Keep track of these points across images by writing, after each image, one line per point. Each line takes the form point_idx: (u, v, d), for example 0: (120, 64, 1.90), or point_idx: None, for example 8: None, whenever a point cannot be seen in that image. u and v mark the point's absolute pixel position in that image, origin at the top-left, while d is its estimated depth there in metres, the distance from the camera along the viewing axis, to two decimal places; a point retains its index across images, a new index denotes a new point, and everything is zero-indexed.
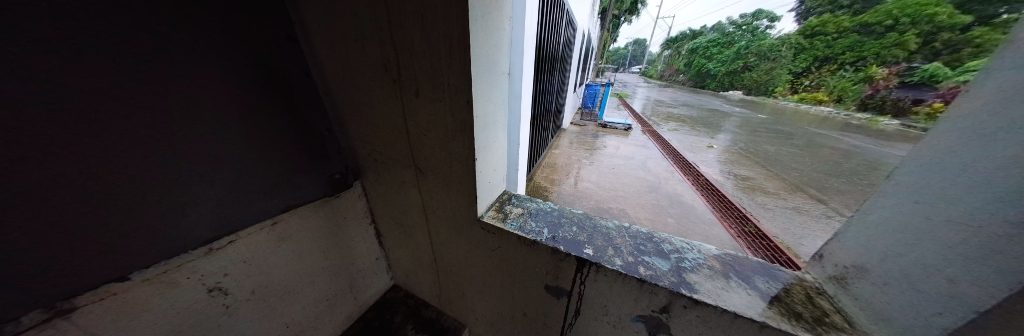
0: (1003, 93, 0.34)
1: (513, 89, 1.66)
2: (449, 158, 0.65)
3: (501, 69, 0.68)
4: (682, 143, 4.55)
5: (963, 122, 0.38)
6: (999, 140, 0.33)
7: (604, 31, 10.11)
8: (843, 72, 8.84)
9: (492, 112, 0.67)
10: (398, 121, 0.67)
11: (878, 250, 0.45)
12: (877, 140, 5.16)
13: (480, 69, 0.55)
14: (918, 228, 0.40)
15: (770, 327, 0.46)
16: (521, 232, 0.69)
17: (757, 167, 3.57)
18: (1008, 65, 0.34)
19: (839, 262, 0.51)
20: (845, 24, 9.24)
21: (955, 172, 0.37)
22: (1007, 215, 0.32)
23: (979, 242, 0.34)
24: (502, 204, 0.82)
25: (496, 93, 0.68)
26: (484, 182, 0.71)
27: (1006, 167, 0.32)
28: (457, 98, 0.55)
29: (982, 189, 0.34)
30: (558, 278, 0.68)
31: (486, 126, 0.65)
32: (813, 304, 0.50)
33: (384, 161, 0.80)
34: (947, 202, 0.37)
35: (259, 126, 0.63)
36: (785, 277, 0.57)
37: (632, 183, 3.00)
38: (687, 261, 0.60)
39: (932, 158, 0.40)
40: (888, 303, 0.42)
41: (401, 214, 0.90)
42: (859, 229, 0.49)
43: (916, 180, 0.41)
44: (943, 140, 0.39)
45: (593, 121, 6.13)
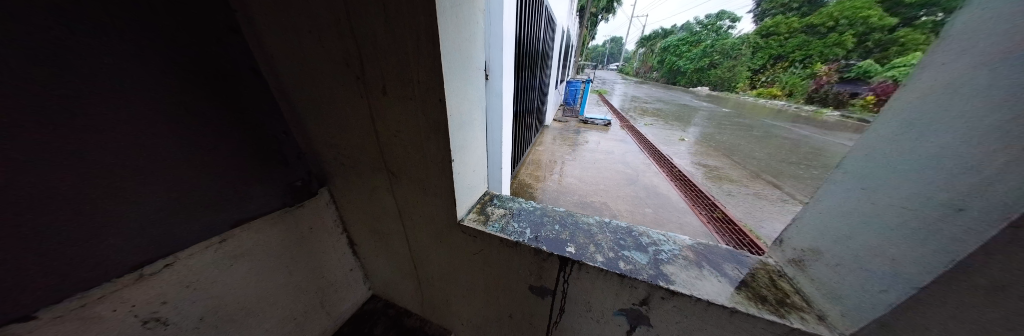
0: (939, 86, 0.37)
1: (494, 86, 1.64)
2: (424, 161, 0.61)
3: (476, 65, 0.65)
4: (658, 136, 4.79)
5: (896, 114, 0.42)
6: (934, 130, 0.37)
7: (582, 28, 10.34)
8: (794, 69, 9.76)
9: (468, 110, 0.64)
10: (367, 123, 0.62)
11: (833, 234, 0.49)
12: (822, 130, 5.77)
13: (453, 65, 0.52)
14: (868, 212, 0.44)
15: (739, 312, 0.48)
16: (502, 234, 0.67)
17: (724, 157, 3.85)
18: (939, 60, 0.38)
19: (798, 246, 0.56)
20: (795, 25, 10.19)
21: (898, 160, 0.40)
22: (941, 197, 0.35)
23: (917, 223, 0.37)
24: (484, 206, 0.80)
25: (471, 91, 0.65)
26: (464, 184, 0.68)
27: (941, 154, 0.35)
28: (428, 95, 0.51)
29: (919, 174, 0.37)
30: (542, 278, 0.67)
31: (462, 125, 0.62)
32: (776, 286, 0.53)
33: (353, 165, 0.74)
34: (891, 187, 0.41)
35: (198, 131, 0.55)
36: (750, 262, 0.60)
37: (613, 176, 3.10)
38: (664, 253, 0.62)
39: (878, 148, 0.44)
40: (840, 282, 0.46)
41: (376, 221, 0.84)
42: (817, 215, 0.53)
43: (867, 168, 0.45)
44: (888, 130, 0.43)
45: (574, 117, 6.25)
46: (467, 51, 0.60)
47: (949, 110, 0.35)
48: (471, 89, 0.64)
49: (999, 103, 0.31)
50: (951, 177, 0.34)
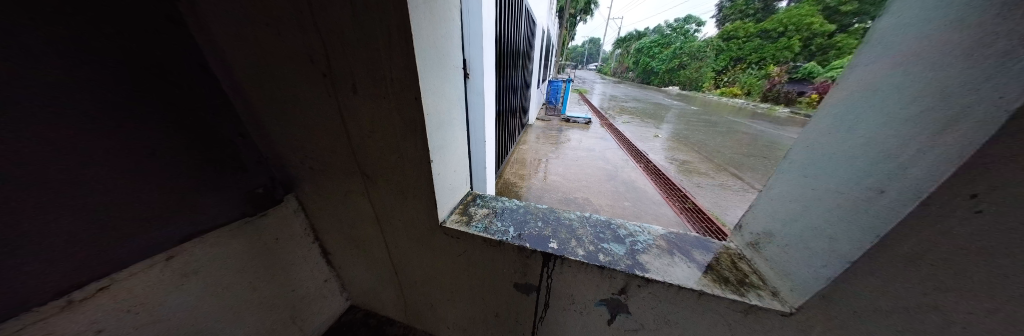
0: (867, 84, 0.42)
1: (475, 84, 1.63)
2: (401, 162, 0.59)
3: (453, 62, 0.64)
4: (635, 133, 5.03)
5: (829, 110, 0.49)
6: (865, 122, 0.42)
7: (561, 28, 10.55)
8: (751, 70, 10.72)
9: (446, 109, 0.63)
10: (337, 124, 0.59)
11: (784, 218, 0.54)
12: (775, 125, 6.40)
13: (429, 63, 0.50)
14: (812, 197, 0.49)
15: (706, 293, 0.53)
16: (486, 233, 0.66)
17: (693, 151, 4.13)
18: (868, 62, 0.43)
19: (756, 231, 0.61)
20: (750, 30, 11.19)
21: (836, 150, 0.45)
22: (867, 181, 0.40)
23: (848, 204, 0.42)
24: (466, 206, 0.78)
25: (450, 89, 0.64)
26: (445, 185, 0.67)
27: (869, 143, 0.40)
28: (402, 94, 0.49)
29: (852, 161, 0.42)
30: (526, 275, 0.68)
31: (441, 124, 0.61)
32: (737, 268, 0.58)
33: (323, 169, 0.69)
34: (830, 173, 0.46)
35: (129, 134, 0.48)
36: (715, 247, 0.65)
37: (594, 172, 3.20)
38: (640, 243, 0.66)
39: (821, 140, 0.49)
40: (790, 261, 0.51)
41: (352, 227, 0.80)
42: (772, 202, 0.58)
43: (812, 158, 0.50)
44: (828, 124, 0.48)
45: (556, 116, 6.37)
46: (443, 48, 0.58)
47: (875, 105, 0.41)
48: (449, 87, 0.63)
49: (912, 97, 0.36)
50: (874, 163, 0.39)
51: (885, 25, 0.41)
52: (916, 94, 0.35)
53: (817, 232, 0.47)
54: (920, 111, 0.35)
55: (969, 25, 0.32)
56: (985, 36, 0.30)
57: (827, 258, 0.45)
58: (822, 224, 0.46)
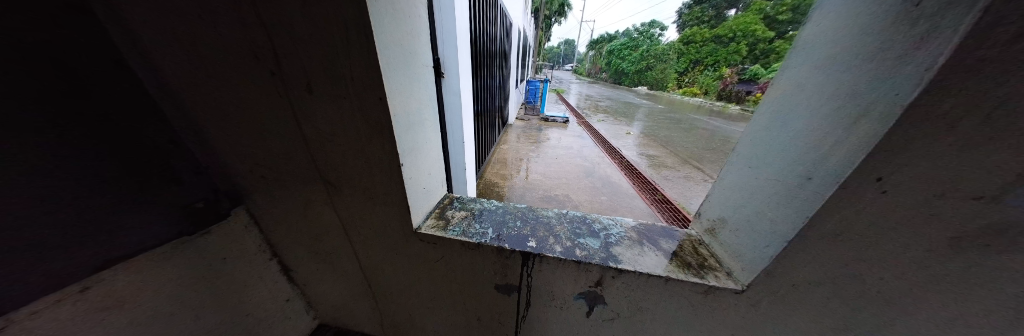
0: (800, 85, 0.48)
1: (451, 84, 1.59)
2: (368, 166, 0.56)
3: (422, 61, 0.62)
4: (609, 131, 5.28)
5: (767, 108, 0.56)
6: (799, 118, 0.47)
7: (537, 30, 10.79)
8: (707, 71, 11.80)
9: (417, 110, 0.60)
10: (292, 127, 0.54)
11: (737, 206, 0.59)
12: (729, 121, 7.12)
13: (394, 61, 0.48)
14: (758, 185, 0.54)
15: (672, 279, 0.57)
16: (463, 236, 0.65)
17: (661, 147, 4.44)
18: (800, 64, 0.49)
19: (714, 218, 0.67)
20: (706, 35, 12.32)
21: (778, 143, 0.51)
22: (799, 170, 0.45)
23: (784, 191, 0.48)
24: (443, 210, 0.76)
25: (420, 89, 0.61)
26: (418, 189, 0.64)
27: (802, 135, 0.46)
28: (365, 95, 0.46)
29: (788, 153, 0.48)
30: (506, 275, 0.67)
31: (412, 126, 0.58)
32: (698, 253, 0.63)
33: (279, 178, 0.63)
34: (773, 164, 0.51)
35: (18, 146, 0.40)
36: (679, 234, 0.71)
37: (572, 169, 3.30)
38: (613, 236, 0.69)
39: (765, 134, 0.55)
40: (742, 244, 0.56)
41: (316, 240, 0.74)
42: (727, 191, 0.64)
43: (759, 150, 0.56)
44: (771, 120, 0.54)
45: (535, 115, 6.46)
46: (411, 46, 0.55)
47: (806, 102, 0.46)
48: (419, 86, 0.60)
49: (832, 95, 0.41)
50: (805, 153, 0.44)
51: (806, 36, 0.49)
52: (834, 91, 0.41)
53: (760, 215, 0.52)
54: (834, 109, 0.41)
55: (860, 33, 0.38)
56: (881, 42, 0.35)
57: (768, 238, 0.50)
58: (765, 210, 0.51)
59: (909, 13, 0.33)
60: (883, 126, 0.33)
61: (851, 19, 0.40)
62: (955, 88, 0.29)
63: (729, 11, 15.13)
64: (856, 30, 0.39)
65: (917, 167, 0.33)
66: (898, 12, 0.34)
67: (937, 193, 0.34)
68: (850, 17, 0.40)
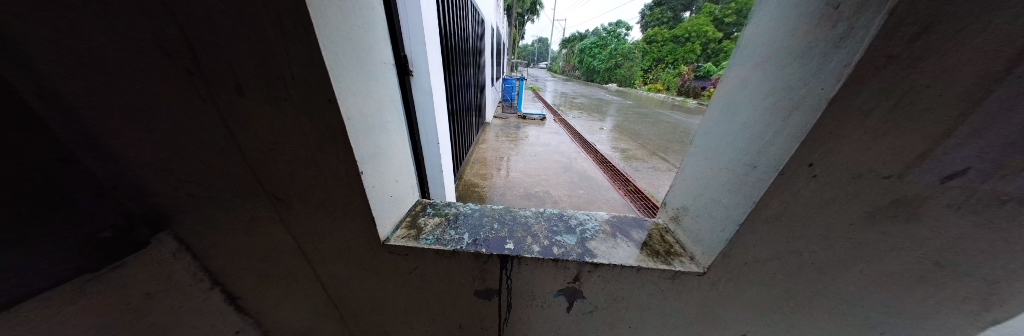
0: (746, 81, 0.52)
1: (421, 82, 1.52)
2: (322, 176, 0.50)
3: (381, 59, 0.57)
4: (584, 126, 5.47)
5: (718, 103, 0.61)
6: (745, 111, 0.51)
7: (510, 29, 10.82)
8: (669, 69, 12.75)
9: (377, 112, 0.55)
10: (225, 136, 0.46)
11: (697, 194, 0.64)
12: (689, 115, 7.77)
13: (342, 57, 0.43)
14: (714, 175, 0.58)
15: (643, 268, 0.59)
16: (438, 244, 0.61)
17: (632, 140, 4.71)
18: (745, 62, 0.53)
19: (678, 207, 0.71)
20: (666, 35, 13.29)
21: (728, 135, 0.55)
22: (747, 159, 0.49)
23: (735, 179, 0.52)
24: (415, 217, 0.72)
25: (379, 89, 0.56)
26: (384, 197, 0.59)
27: (748, 128, 0.50)
28: (311, 96, 0.41)
29: (737, 143, 0.52)
30: (485, 280, 0.66)
31: (372, 129, 0.53)
32: (665, 241, 0.67)
33: (214, 195, 0.54)
34: (725, 155, 0.55)
35: None
36: (648, 224, 0.75)
37: (550, 166, 3.36)
38: (588, 231, 0.71)
39: (717, 127, 0.59)
40: (702, 230, 0.60)
41: (268, 261, 0.65)
42: (688, 181, 0.69)
43: (713, 142, 0.60)
44: (722, 114, 0.58)
45: (512, 114, 6.48)
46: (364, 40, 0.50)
47: (750, 97, 0.50)
48: (378, 85, 0.55)
49: (772, 90, 0.45)
50: (751, 144, 0.48)
51: (749, 35, 0.53)
52: (773, 86, 0.45)
53: (716, 202, 0.57)
54: (773, 102, 0.44)
55: (793, 33, 0.42)
56: (810, 41, 0.39)
57: (723, 223, 0.54)
58: (720, 197, 0.55)
59: (827, 14, 0.37)
60: (812, 117, 0.37)
61: (786, 20, 0.44)
62: (866, 81, 0.33)
63: (684, 13, 16.48)
64: (790, 29, 0.43)
65: (839, 151, 0.38)
66: (821, 14, 0.38)
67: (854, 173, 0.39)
68: (784, 18, 0.45)
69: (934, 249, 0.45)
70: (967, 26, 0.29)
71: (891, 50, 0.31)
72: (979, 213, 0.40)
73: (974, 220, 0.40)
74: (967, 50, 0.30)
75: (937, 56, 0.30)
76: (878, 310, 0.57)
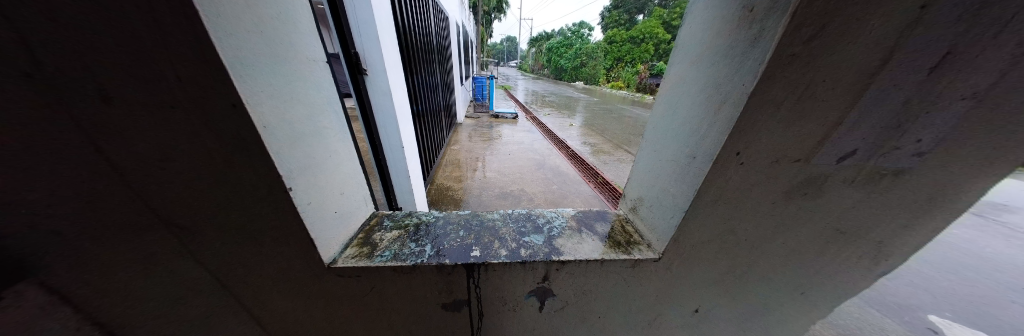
0: (684, 78, 0.56)
1: (378, 82, 1.40)
2: (240, 194, 0.42)
3: (309, 57, 0.50)
4: (555, 123, 5.63)
5: (663, 98, 0.65)
6: (685, 106, 0.55)
7: (479, 27, 10.69)
8: (628, 67, 13.69)
9: (308, 119, 0.48)
10: (89, 157, 0.36)
11: (651, 186, 0.67)
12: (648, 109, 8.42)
13: (248, 54, 0.36)
14: (664, 166, 0.62)
15: (606, 260, 0.61)
16: (394, 260, 0.56)
17: (600, 135, 4.96)
18: (682, 60, 0.57)
19: (635, 198, 0.75)
20: (624, 36, 14.25)
21: (673, 128, 0.58)
22: (688, 150, 0.53)
23: (680, 169, 0.55)
24: (370, 232, 0.65)
25: (308, 91, 0.49)
26: (325, 214, 0.52)
27: (689, 121, 0.53)
28: (212, 103, 0.34)
29: (681, 136, 0.55)
30: (452, 292, 0.62)
31: (301, 138, 0.46)
32: (625, 231, 0.71)
33: (83, 235, 0.42)
34: (671, 147, 0.59)
35: None
36: (610, 216, 0.78)
37: (524, 164, 3.38)
38: (555, 228, 0.71)
39: (664, 121, 0.63)
40: (656, 219, 0.64)
41: (177, 305, 0.53)
42: (642, 173, 0.72)
43: (660, 136, 0.64)
44: (667, 109, 0.62)
45: (485, 113, 6.41)
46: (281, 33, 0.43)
47: (688, 92, 0.54)
48: (306, 87, 0.48)
49: (706, 85, 0.48)
50: (691, 136, 0.52)
51: (685, 35, 0.58)
52: (706, 82, 0.48)
53: (666, 192, 0.60)
54: (707, 97, 0.48)
55: (719, 34, 0.46)
56: (732, 41, 0.43)
57: (672, 212, 0.58)
58: (669, 187, 0.59)
59: (744, 17, 0.40)
60: (736, 110, 0.40)
61: (713, 21, 0.48)
62: (772, 78, 0.37)
63: (639, 15, 17.84)
64: (717, 29, 0.47)
65: (756, 140, 0.43)
66: (740, 16, 0.42)
67: (766, 158, 0.45)
68: (711, 20, 0.48)
69: (832, 213, 0.54)
70: (841, 28, 0.33)
71: (792, 49, 0.34)
72: (856, 180, 0.49)
73: (855, 187, 0.50)
74: (841, 49, 0.35)
75: (823, 53, 0.35)
76: (799, 273, 0.67)
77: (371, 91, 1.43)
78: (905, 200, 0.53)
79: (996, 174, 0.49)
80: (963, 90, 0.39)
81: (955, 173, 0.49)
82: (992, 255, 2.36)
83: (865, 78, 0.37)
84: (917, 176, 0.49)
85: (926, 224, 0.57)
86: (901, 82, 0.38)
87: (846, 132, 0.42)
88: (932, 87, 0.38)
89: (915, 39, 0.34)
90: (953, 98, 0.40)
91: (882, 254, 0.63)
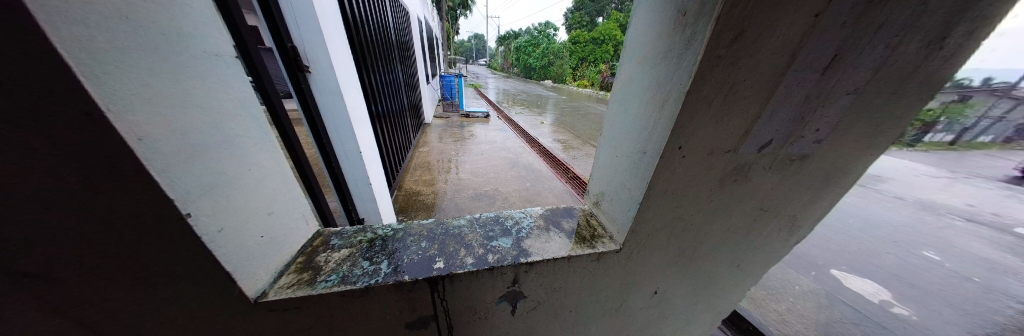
0: (633, 76, 0.58)
1: (323, 81, 1.25)
2: (109, 227, 0.33)
3: (207, 54, 0.41)
4: (526, 121, 5.70)
5: (616, 96, 0.67)
6: (635, 103, 0.57)
7: (444, 22, 10.29)
8: (591, 66, 14.46)
9: (211, 126, 0.40)
10: None
11: (610, 180, 0.70)
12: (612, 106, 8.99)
13: (99, 46, 0.28)
14: (620, 162, 0.64)
15: (573, 257, 0.62)
16: (343, 284, 0.50)
17: (569, 131, 5.15)
18: (631, 59, 0.60)
19: (597, 193, 0.78)
20: (587, 36, 14.98)
21: (626, 125, 0.61)
22: (640, 147, 0.55)
23: (633, 164, 0.58)
24: (313, 254, 0.57)
25: (209, 93, 0.40)
26: (245, 241, 0.44)
27: (639, 119, 0.56)
28: (52, 114, 0.26)
29: (633, 132, 0.58)
30: (415, 309, 0.57)
31: (202, 150, 0.38)
32: (589, 226, 0.73)
33: None
34: (625, 143, 0.61)
35: None
36: (576, 212, 0.80)
37: (497, 163, 3.36)
38: (524, 229, 0.70)
39: (618, 119, 0.66)
40: (616, 213, 0.66)
41: None
42: (602, 169, 0.75)
43: (616, 132, 0.67)
44: (621, 106, 0.64)
45: (454, 112, 6.23)
46: (157, 22, 0.34)
47: (637, 91, 0.56)
48: (205, 89, 0.40)
49: (651, 84, 0.51)
50: (642, 132, 0.54)
51: (633, 36, 0.60)
52: (652, 81, 0.51)
53: (623, 186, 0.63)
54: (653, 95, 0.51)
55: (660, 35, 0.49)
56: (671, 41, 0.45)
57: (629, 205, 0.60)
58: (625, 181, 0.62)
59: (679, 20, 0.43)
60: (676, 108, 0.43)
61: (655, 22, 0.50)
62: (704, 78, 0.40)
63: (598, 18, 18.92)
64: (658, 30, 0.50)
65: (693, 135, 0.46)
66: (676, 19, 0.45)
67: (701, 151, 0.49)
68: (653, 21, 0.51)
69: (757, 195, 0.62)
70: (755, 31, 0.37)
71: (718, 51, 0.37)
72: (774, 166, 0.57)
73: (774, 171, 0.58)
74: (754, 52, 0.39)
75: (741, 55, 0.39)
76: (737, 248, 0.76)
77: (317, 92, 1.27)
78: (810, 179, 0.63)
79: (869, 154, 0.61)
80: (845, 86, 0.47)
81: (841, 154, 0.59)
82: (869, 217, 3.01)
83: (776, 77, 0.42)
84: (818, 159, 0.59)
85: (825, 198, 0.69)
86: (803, 80, 0.44)
87: (764, 125, 0.48)
88: (825, 84, 0.45)
89: (810, 43, 0.40)
90: (839, 93, 0.48)
91: (796, 224, 0.74)
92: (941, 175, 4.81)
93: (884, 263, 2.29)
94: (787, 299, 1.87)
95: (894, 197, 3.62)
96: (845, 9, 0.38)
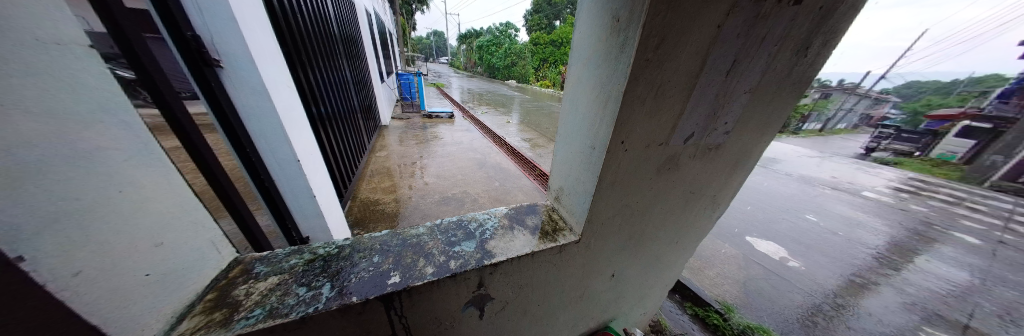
0: (580, 75, 0.61)
1: (241, 79, 1.05)
2: None
3: (39, 47, 0.30)
4: (492, 121, 5.68)
5: (568, 94, 0.70)
6: (584, 102, 0.60)
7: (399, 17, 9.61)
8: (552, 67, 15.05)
9: (52, 139, 0.29)
10: None
11: (567, 176, 0.73)
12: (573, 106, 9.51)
13: None
14: (575, 158, 0.67)
15: (535, 253, 0.63)
16: (270, 319, 0.42)
17: (534, 130, 5.28)
18: (578, 59, 0.62)
19: (557, 188, 0.81)
20: (546, 38, 15.55)
21: (578, 122, 0.64)
22: (589, 142, 0.58)
23: (585, 159, 0.61)
24: (231, 287, 0.47)
25: (42, 95, 0.29)
26: (113, 287, 0.34)
27: (588, 116, 0.59)
28: None
29: (584, 129, 0.61)
30: (368, 331, 0.52)
31: (37, 172, 0.28)
32: (551, 221, 0.75)
33: None
34: (578, 139, 0.64)
35: None
36: (538, 208, 0.81)
37: (464, 164, 3.28)
38: (487, 231, 0.69)
39: (570, 117, 0.69)
40: (574, 206, 0.69)
41: None
42: (560, 165, 0.78)
43: (569, 130, 0.69)
44: (572, 104, 0.67)
45: (415, 113, 5.89)
46: None
47: (585, 89, 0.59)
48: (35, 90, 0.29)
49: (597, 83, 0.54)
50: (591, 129, 0.57)
51: (578, 37, 0.63)
52: (597, 80, 0.54)
53: (578, 180, 0.66)
54: (598, 93, 0.54)
55: (601, 38, 0.52)
56: (610, 44, 0.49)
57: (583, 198, 0.63)
58: (580, 176, 0.65)
59: (615, 25, 0.46)
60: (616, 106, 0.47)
61: (596, 24, 0.53)
62: (637, 78, 0.43)
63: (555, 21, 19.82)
64: (599, 33, 0.53)
65: (632, 130, 0.51)
66: (613, 24, 0.48)
67: (639, 144, 0.54)
68: (594, 24, 0.54)
69: (687, 180, 0.71)
70: (675, 37, 0.42)
71: (646, 55, 0.41)
72: (698, 154, 0.65)
73: (698, 158, 0.67)
74: (676, 55, 0.44)
75: (665, 58, 0.43)
76: (676, 227, 0.86)
77: (233, 92, 1.06)
78: (727, 163, 0.74)
79: (764, 140, 0.75)
80: (745, 86, 0.56)
81: (746, 140, 0.71)
82: (772, 192, 3.76)
83: (693, 78, 0.49)
84: (730, 146, 0.70)
85: (738, 177, 0.82)
86: (714, 80, 0.51)
87: (688, 119, 0.55)
88: (730, 84, 0.54)
89: (717, 48, 0.47)
90: (741, 92, 0.57)
91: (719, 201, 0.87)
92: (815, 155, 6.26)
93: (783, 227, 2.89)
94: (721, 265, 2.24)
95: (786, 174, 4.58)
96: (741, 21, 0.44)
